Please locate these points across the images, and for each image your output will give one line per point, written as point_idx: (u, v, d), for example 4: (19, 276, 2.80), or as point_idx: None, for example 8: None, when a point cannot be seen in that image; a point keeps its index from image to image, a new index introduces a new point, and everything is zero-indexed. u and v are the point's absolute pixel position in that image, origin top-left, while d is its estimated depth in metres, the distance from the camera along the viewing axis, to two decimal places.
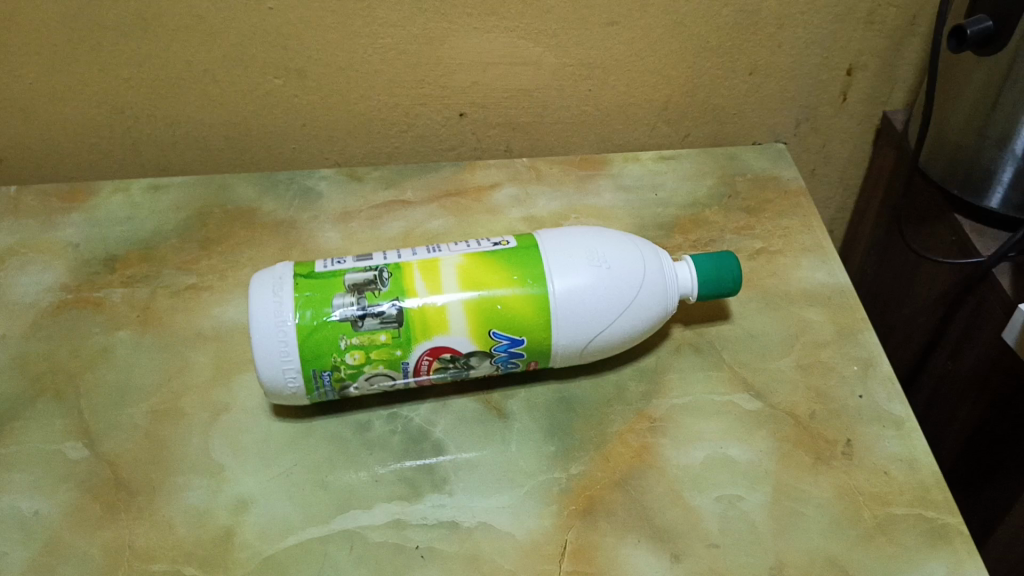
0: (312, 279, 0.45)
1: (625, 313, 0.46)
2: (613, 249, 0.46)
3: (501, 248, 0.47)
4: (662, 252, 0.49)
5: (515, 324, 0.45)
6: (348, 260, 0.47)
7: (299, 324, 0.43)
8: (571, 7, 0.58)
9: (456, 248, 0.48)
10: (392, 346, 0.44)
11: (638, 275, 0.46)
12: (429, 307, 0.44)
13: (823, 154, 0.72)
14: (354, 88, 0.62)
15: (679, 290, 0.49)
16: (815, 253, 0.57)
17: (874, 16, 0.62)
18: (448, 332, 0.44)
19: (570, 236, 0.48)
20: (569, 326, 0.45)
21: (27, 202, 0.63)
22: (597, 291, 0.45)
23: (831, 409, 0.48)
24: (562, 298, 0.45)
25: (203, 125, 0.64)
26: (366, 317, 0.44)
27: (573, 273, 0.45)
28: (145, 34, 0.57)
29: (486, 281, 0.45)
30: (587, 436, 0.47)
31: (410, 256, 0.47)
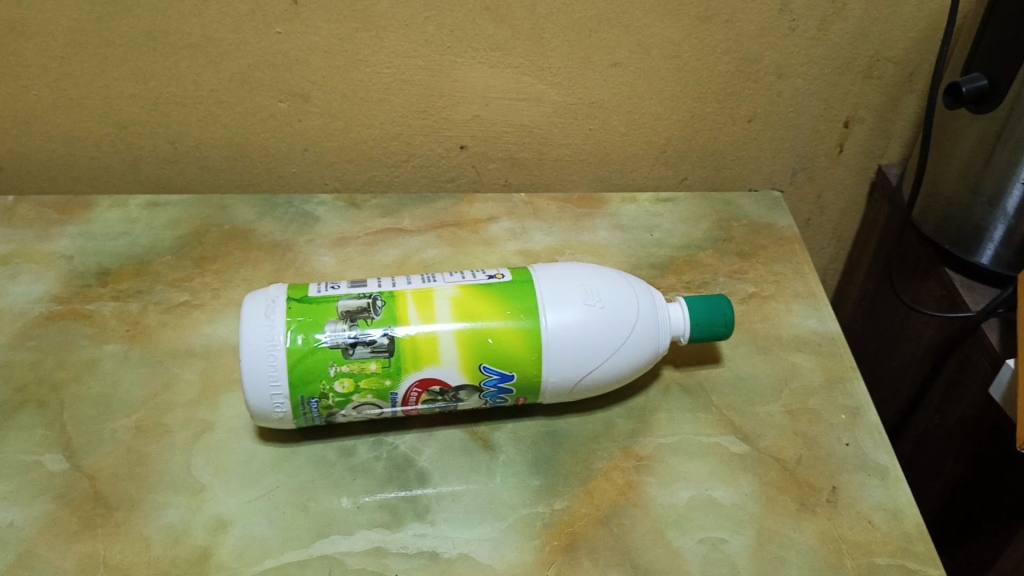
0: (306, 304, 0.45)
1: (616, 352, 0.46)
2: (607, 288, 0.47)
3: (496, 281, 0.48)
4: (656, 293, 0.49)
5: (506, 358, 0.45)
6: (342, 285, 0.47)
7: (290, 348, 0.43)
8: (575, 46, 0.59)
9: (451, 279, 0.48)
10: (381, 375, 0.44)
11: (631, 314, 0.46)
12: (420, 337, 0.44)
13: (818, 204, 0.73)
14: (357, 115, 0.63)
15: (671, 332, 0.49)
16: (806, 299, 0.58)
17: (872, 71, 0.63)
18: (438, 364, 0.44)
19: (565, 271, 0.48)
20: (560, 363, 0.45)
21: (24, 213, 0.63)
22: (589, 329, 0.45)
23: (817, 455, 0.48)
24: (554, 334, 0.45)
25: (204, 144, 0.64)
26: (357, 345, 0.44)
27: (565, 309, 0.45)
28: (153, 51, 0.58)
29: (479, 313, 0.45)
30: (572, 472, 0.47)
31: (404, 284, 0.47)
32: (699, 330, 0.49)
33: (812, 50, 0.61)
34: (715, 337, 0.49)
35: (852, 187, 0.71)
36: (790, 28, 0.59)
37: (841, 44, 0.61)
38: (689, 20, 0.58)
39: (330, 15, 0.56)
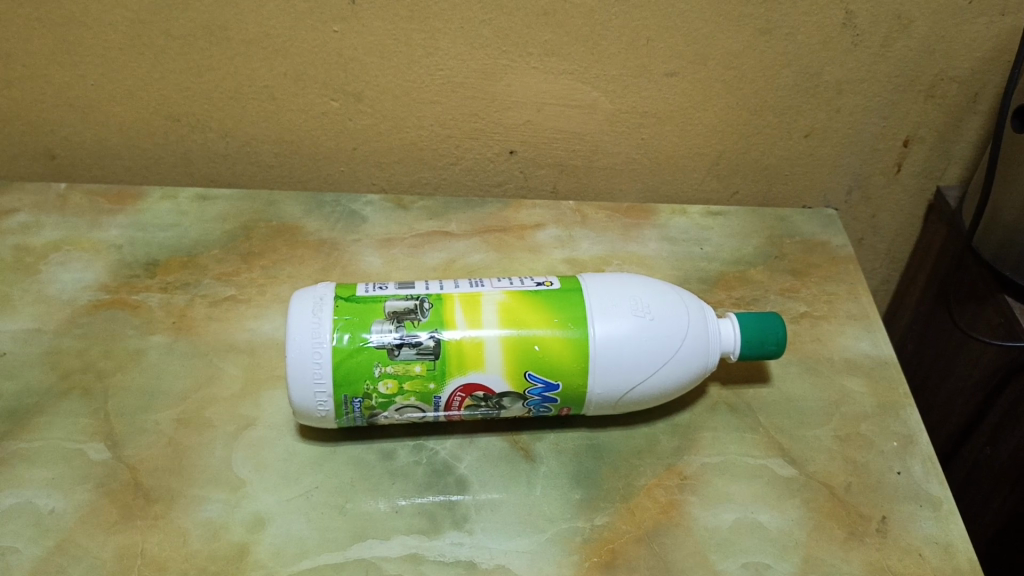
0: (353, 303, 0.45)
1: (664, 366, 0.45)
2: (658, 301, 0.46)
3: (544, 289, 0.47)
4: (708, 308, 0.48)
5: (552, 367, 0.44)
6: (390, 286, 0.47)
7: (336, 347, 0.43)
8: (631, 54, 0.58)
9: (499, 285, 0.47)
10: (426, 379, 0.44)
11: (681, 328, 0.45)
12: (467, 342, 0.44)
13: (872, 224, 0.71)
14: (408, 116, 0.63)
15: (720, 348, 0.48)
16: (860, 322, 0.56)
17: (936, 90, 0.61)
18: (483, 369, 0.44)
19: (615, 282, 0.47)
20: (606, 375, 0.45)
21: (76, 201, 0.64)
22: (638, 342, 0.44)
23: (867, 483, 0.46)
24: (601, 345, 0.44)
25: (255, 140, 0.64)
26: (402, 347, 0.43)
27: (615, 320, 0.45)
28: (210, 45, 0.58)
29: (527, 321, 0.45)
30: (614, 487, 0.46)
31: (452, 288, 0.47)
32: (750, 347, 0.48)
33: (873, 67, 0.60)
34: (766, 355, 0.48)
35: (908, 208, 0.70)
36: (853, 43, 0.58)
37: (905, 61, 0.59)
38: (749, 31, 0.57)
39: (387, 14, 0.56)
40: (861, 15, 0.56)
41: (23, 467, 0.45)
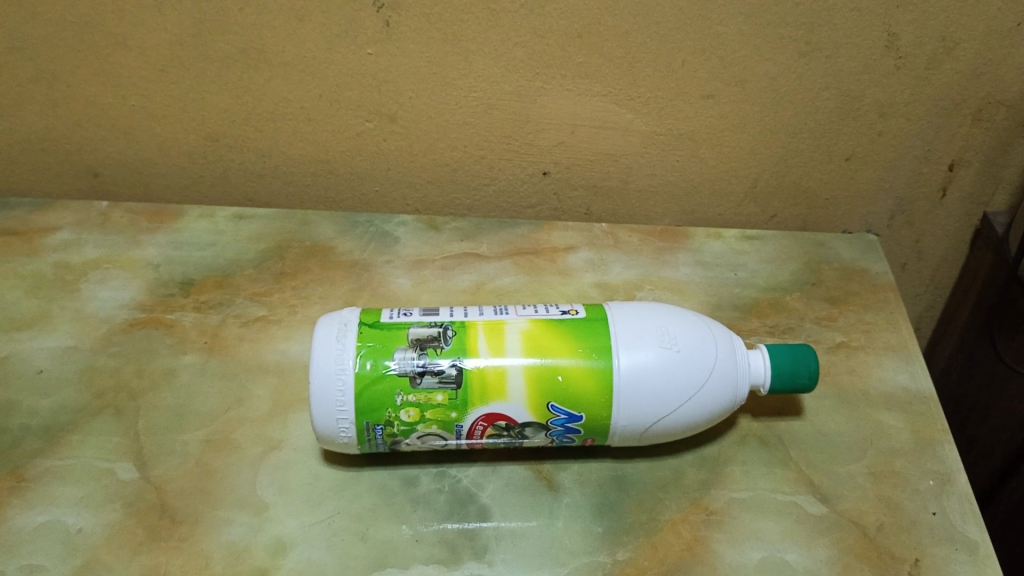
0: (377, 329, 0.45)
1: (690, 399, 0.44)
2: (685, 332, 0.45)
3: (570, 317, 0.46)
4: (737, 340, 0.47)
5: (576, 399, 0.44)
6: (414, 312, 0.47)
7: (358, 374, 0.43)
8: (667, 76, 0.58)
9: (524, 312, 0.47)
10: (448, 408, 0.43)
11: (708, 360, 0.44)
12: (489, 371, 0.43)
13: (916, 250, 0.69)
14: (442, 137, 0.63)
15: (751, 381, 0.47)
16: (898, 353, 0.55)
17: (982, 113, 0.59)
18: (506, 400, 0.44)
19: (642, 311, 0.46)
20: (631, 407, 0.44)
21: (116, 219, 0.65)
22: (664, 374, 0.43)
23: (901, 523, 0.45)
24: (626, 376, 0.43)
25: (292, 159, 0.65)
26: (425, 375, 0.43)
27: (641, 350, 0.44)
28: (248, 68, 0.59)
29: (552, 350, 0.44)
30: (638, 520, 0.45)
31: (476, 315, 0.47)
32: (781, 380, 0.46)
33: (916, 90, 0.58)
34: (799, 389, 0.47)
35: (953, 234, 0.68)
36: (895, 66, 0.57)
37: (950, 84, 0.58)
38: (787, 54, 0.56)
39: (421, 37, 0.56)
40: (903, 37, 0.55)
41: (55, 484, 0.46)
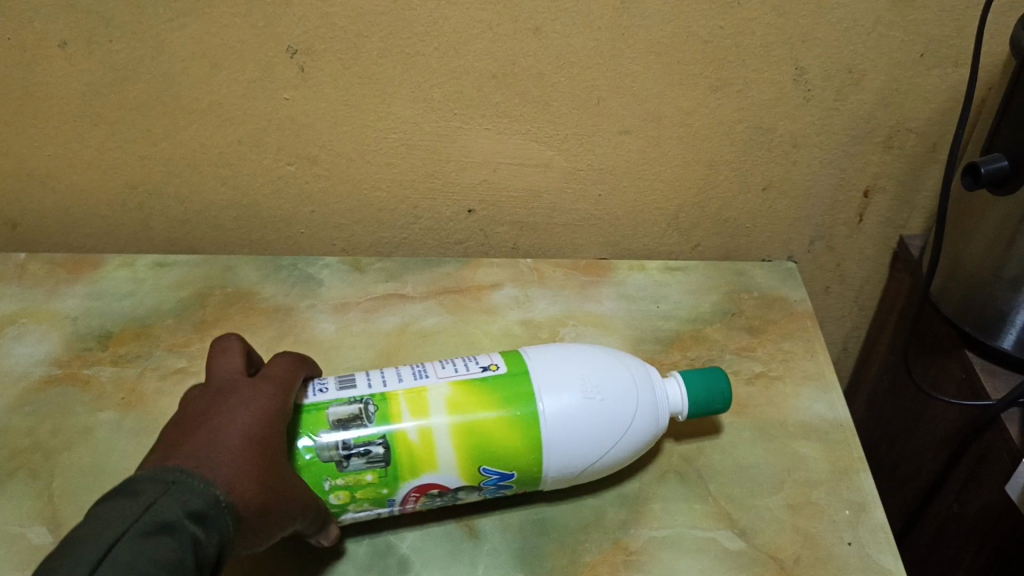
0: (295, 412, 0.43)
1: (617, 442, 0.45)
2: (603, 374, 0.45)
3: (491, 374, 0.45)
4: (649, 369, 0.47)
5: (507, 460, 0.43)
6: (332, 385, 0.45)
7: (284, 465, 0.41)
8: (584, 113, 0.58)
9: (444, 373, 0.45)
10: (378, 485, 0.43)
11: (630, 399, 0.45)
12: (417, 444, 0.42)
13: (838, 273, 0.70)
14: (364, 178, 0.63)
15: (670, 408, 0.47)
16: (816, 382, 0.56)
17: (893, 141, 0.61)
18: (436, 470, 0.43)
19: (560, 358, 0.46)
20: (560, 459, 0.44)
21: (34, 271, 0.64)
22: (590, 420, 0.44)
23: (817, 555, 0.45)
24: (554, 432, 0.43)
25: (213, 204, 0.64)
26: (351, 458, 0.42)
27: (565, 403, 0.44)
28: (163, 115, 0.59)
29: (477, 415, 0.43)
30: (559, 564, 0.45)
31: (396, 382, 0.45)
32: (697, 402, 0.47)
33: (828, 120, 0.59)
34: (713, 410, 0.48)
35: (873, 258, 0.69)
36: (805, 98, 0.58)
37: (860, 114, 0.59)
38: (699, 89, 0.57)
39: (336, 81, 0.56)
40: (811, 70, 0.56)
41: None
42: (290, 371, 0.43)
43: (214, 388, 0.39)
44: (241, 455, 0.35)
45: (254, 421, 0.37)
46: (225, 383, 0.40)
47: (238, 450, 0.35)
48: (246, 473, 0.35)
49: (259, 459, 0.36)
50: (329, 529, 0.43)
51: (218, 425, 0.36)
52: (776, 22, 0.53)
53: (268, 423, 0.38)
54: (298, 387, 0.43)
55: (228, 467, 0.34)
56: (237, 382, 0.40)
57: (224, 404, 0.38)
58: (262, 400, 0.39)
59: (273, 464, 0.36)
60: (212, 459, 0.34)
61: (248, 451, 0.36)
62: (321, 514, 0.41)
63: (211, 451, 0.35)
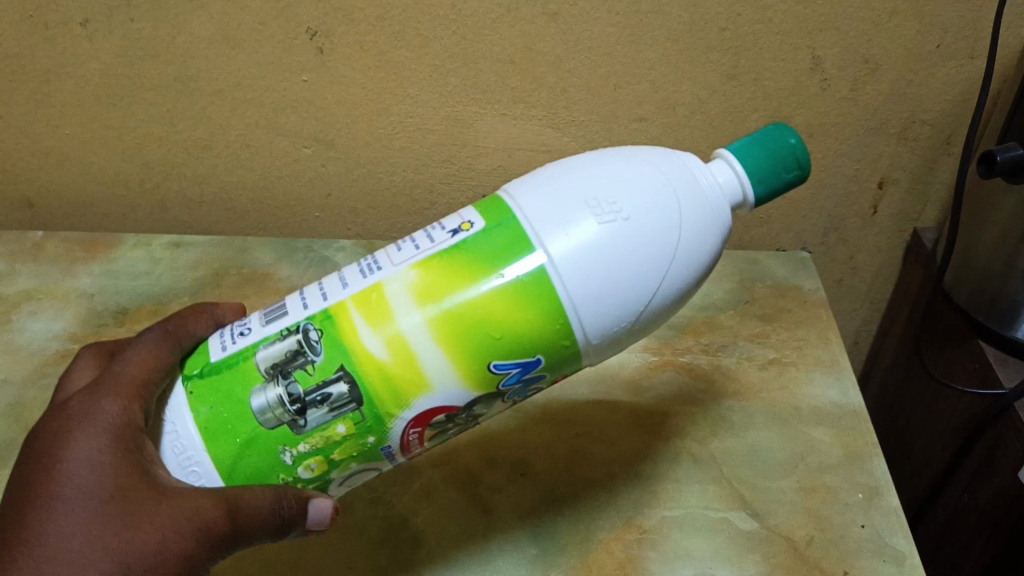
0: (208, 378, 0.36)
1: (669, 266, 0.35)
2: (618, 190, 0.35)
3: (465, 237, 0.36)
4: (688, 176, 0.36)
5: (520, 346, 0.34)
6: (255, 324, 0.37)
7: (217, 456, 0.35)
8: (600, 100, 0.59)
9: (400, 257, 0.36)
10: (357, 435, 0.35)
11: (668, 212, 0.35)
12: (392, 361, 0.34)
13: (851, 266, 0.71)
14: (380, 162, 0.63)
15: (732, 200, 0.37)
16: (829, 368, 0.56)
17: (907, 132, 0.61)
18: (432, 390, 0.34)
19: (553, 185, 0.36)
20: (600, 309, 0.34)
21: (50, 250, 0.66)
22: (615, 248, 0.34)
23: (830, 537, 0.45)
24: (570, 279, 0.34)
25: (229, 187, 0.65)
26: (307, 411, 0.34)
27: (574, 238, 0.34)
28: (181, 96, 0.59)
29: (460, 302, 0.34)
30: (572, 541, 0.46)
31: (339, 291, 0.36)
32: (754, 161, 0.37)
33: (842, 111, 0.59)
34: (777, 180, 0.38)
35: (886, 252, 0.69)
36: (821, 88, 0.58)
37: (875, 104, 0.59)
38: (716, 76, 0.57)
39: (355, 64, 0.57)
40: (828, 59, 0.56)
41: None
42: (135, 373, 0.36)
43: (36, 459, 0.35)
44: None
45: (72, 506, 0.33)
46: (47, 447, 0.35)
47: (47, 567, 0.32)
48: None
49: (79, 558, 0.32)
50: (316, 508, 0.36)
51: (26, 538, 0.33)
52: (793, 10, 0.53)
53: (91, 493, 0.33)
54: (152, 386, 0.36)
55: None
56: (60, 440, 0.35)
57: (38, 495, 0.34)
58: (80, 461, 0.34)
59: (106, 545, 0.32)
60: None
61: (64, 557, 0.32)
62: (270, 504, 0.34)
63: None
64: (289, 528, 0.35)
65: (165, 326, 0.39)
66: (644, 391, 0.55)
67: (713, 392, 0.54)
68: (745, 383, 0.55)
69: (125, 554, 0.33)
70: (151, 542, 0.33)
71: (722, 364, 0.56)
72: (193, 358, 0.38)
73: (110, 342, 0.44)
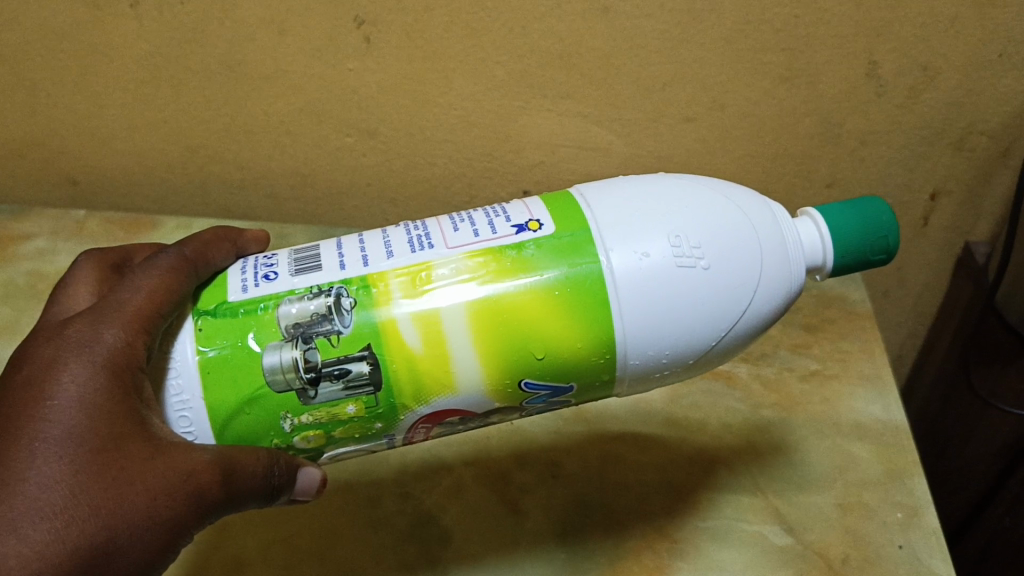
0: (223, 319, 0.36)
1: (724, 326, 0.37)
2: (703, 232, 0.37)
3: (529, 236, 0.37)
4: (776, 242, 0.38)
5: (558, 372, 0.36)
6: (283, 272, 0.37)
7: (212, 404, 0.35)
8: (648, 99, 0.57)
9: (457, 241, 0.37)
10: (364, 416, 0.36)
11: (745, 273, 0.37)
12: (425, 358, 0.35)
13: (898, 277, 0.69)
14: (422, 154, 0.63)
15: (805, 262, 0.40)
16: (872, 383, 0.54)
17: (964, 143, 0.59)
18: (456, 392, 0.36)
19: (632, 205, 0.37)
20: (648, 348, 0.36)
21: (92, 228, 0.69)
22: (682, 290, 0.36)
23: (866, 556, 0.45)
24: (631, 311, 0.35)
25: (270, 172, 0.65)
26: (321, 383, 0.35)
27: (645, 267, 0.35)
28: (227, 81, 0.59)
29: (508, 307, 0.35)
30: (602, 548, 0.45)
31: (383, 260, 0.37)
32: (845, 237, 0.40)
33: (897, 118, 0.58)
34: (870, 255, 0.40)
35: (935, 264, 0.67)
36: (876, 94, 0.56)
37: (932, 114, 0.57)
38: (769, 79, 0.56)
39: (401, 54, 0.56)
40: (885, 66, 0.55)
41: None
42: (141, 305, 0.34)
43: (16, 387, 0.32)
44: (23, 531, 0.29)
45: (54, 452, 0.31)
46: (31, 376, 0.32)
47: (22, 519, 0.29)
48: (28, 554, 0.29)
49: (61, 513, 0.30)
50: (305, 477, 0.37)
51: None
52: (854, 13, 0.52)
53: (79, 439, 0.31)
54: (156, 321, 0.34)
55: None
56: (46, 371, 0.32)
57: (18, 433, 0.31)
58: (69, 401, 0.32)
59: (93, 502, 0.31)
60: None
61: (41, 511, 0.30)
62: (263, 475, 0.34)
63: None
64: (275, 497, 0.36)
65: (180, 253, 0.37)
66: (680, 396, 0.54)
67: (751, 402, 0.53)
68: (785, 394, 0.54)
69: (112, 515, 0.31)
70: (142, 505, 0.31)
71: (761, 372, 0.55)
72: (209, 291, 0.38)
73: (110, 253, 0.42)
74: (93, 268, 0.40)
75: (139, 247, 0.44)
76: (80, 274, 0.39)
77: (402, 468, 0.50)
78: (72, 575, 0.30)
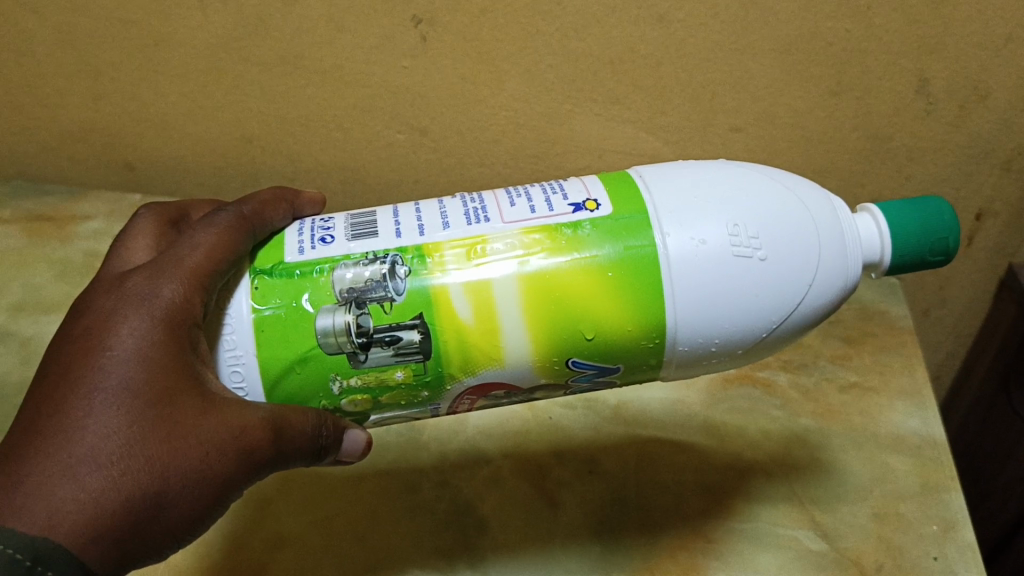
0: (279, 278, 0.37)
1: (778, 319, 0.38)
2: (761, 220, 0.37)
3: (586, 215, 0.37)
4: (835, 236, 0.39)
5: (604, 353, 0.37)
6: (339, 236, 0.38)
7: (265, 361, 0.36)
8: (697, 107, 0.58)
9: (514, 216, 0.38)
10: (411, 382, 0.37)
11: (801, 265, 0.38)
12: (476, 330, 0.36)
13: (939, 296, 0.69)
14: (470, 154, 0.64)
15: (862, 255, 0.41)
16: (913, 398, 0.54)
17: (1012, 164, 0.59)
18: (504, 366, 0.37)
19: (688, 189, 0.38)
20: (698, 334, 0.37)
21: None
22: (737, 279, 0.36)
23: (901, 566, 0.45)
24: (683, 298, 0.36)
25: (321, 166, 0.66)
26: (371, 348, 0.36)
27: (699, 253, 0.36)
28: (284, 75, 0.60)
29: (560, 285, 0.36)
30: (637, 544, 0.46)
31: (438, 230, 0.38)
32: (904, 236, 0.41)
33: (946, 137, 0.58)
34: (920, 243, 0.41)
35: (978, 284, 0.67)
36: (925, 111, 0.57)
37: (981, 134, 0.57)
38: (819, 92, 0.56)
39: (455, 53, 0.57)
40: (935, 83, 0.55)
41: None
42: (198, 262, 0.35)
43: (76, 338, 0.33)
44: (80, 476, 0.30)
45: (111, 403, 0.31)
46: (91, 327, 0.33)
47: (80, 465, 0.30)
48: (83, 499, 0.30)
49: (116, 462, 0.31)
50: (351, 440, 0.38)
51: (59, 428, 0.31)
52: (906, 29, 0.52)
53: (135, 391, 0.32)
54: (212, 278, 0.35)
55: (57, 504, 0.29)
56: (105, 323, 0.33)
57: (76, 381, 0.32)
58: (127, 353, 0.32)
59: (147, 453, 0.31)
60: (31, 497, 0.29)
61: (97, 458, 0.30)
62: (311, 433, 0.36)
63: (41, 474, 0.30)
64: (322, 456, 0.36)
65: (239, 211, 0.38)
66: (720, 401, 0.54)
67: (790, 410, 0.54)
68: (824, 404, 0.54)
69: (165, 467, 0.31)
70: (195, 459, 0.32)
71: (801, 382, 0.56)
72: (265, 251, 0.39)
73: (169, 210, 0.42)
74: (151, 224, 0.41)
75: (196, 204, 0.45)
76: (139, 228, 0.40)
77: (442, 456, 0.51)
78: (124, 520, 0.30)
